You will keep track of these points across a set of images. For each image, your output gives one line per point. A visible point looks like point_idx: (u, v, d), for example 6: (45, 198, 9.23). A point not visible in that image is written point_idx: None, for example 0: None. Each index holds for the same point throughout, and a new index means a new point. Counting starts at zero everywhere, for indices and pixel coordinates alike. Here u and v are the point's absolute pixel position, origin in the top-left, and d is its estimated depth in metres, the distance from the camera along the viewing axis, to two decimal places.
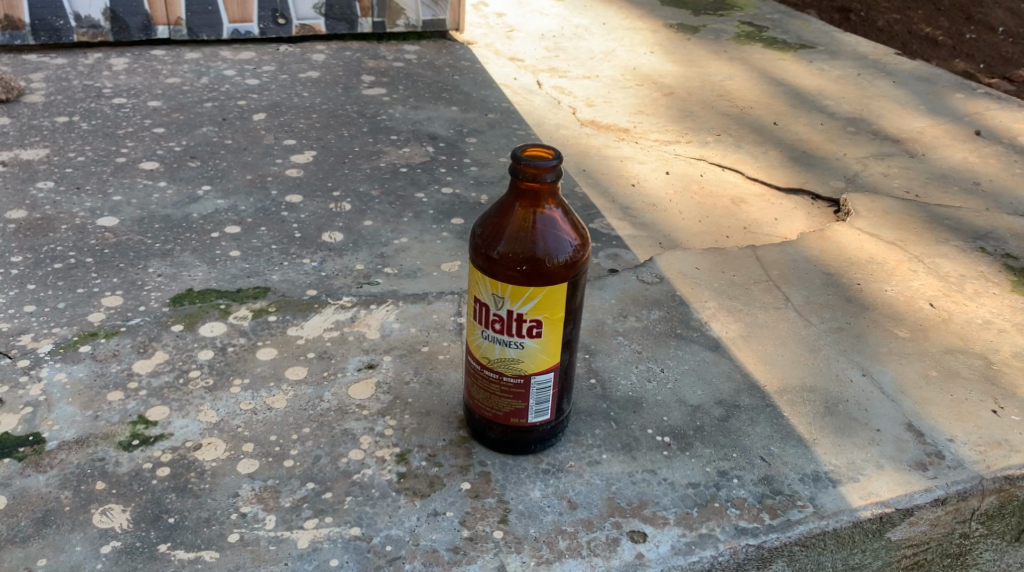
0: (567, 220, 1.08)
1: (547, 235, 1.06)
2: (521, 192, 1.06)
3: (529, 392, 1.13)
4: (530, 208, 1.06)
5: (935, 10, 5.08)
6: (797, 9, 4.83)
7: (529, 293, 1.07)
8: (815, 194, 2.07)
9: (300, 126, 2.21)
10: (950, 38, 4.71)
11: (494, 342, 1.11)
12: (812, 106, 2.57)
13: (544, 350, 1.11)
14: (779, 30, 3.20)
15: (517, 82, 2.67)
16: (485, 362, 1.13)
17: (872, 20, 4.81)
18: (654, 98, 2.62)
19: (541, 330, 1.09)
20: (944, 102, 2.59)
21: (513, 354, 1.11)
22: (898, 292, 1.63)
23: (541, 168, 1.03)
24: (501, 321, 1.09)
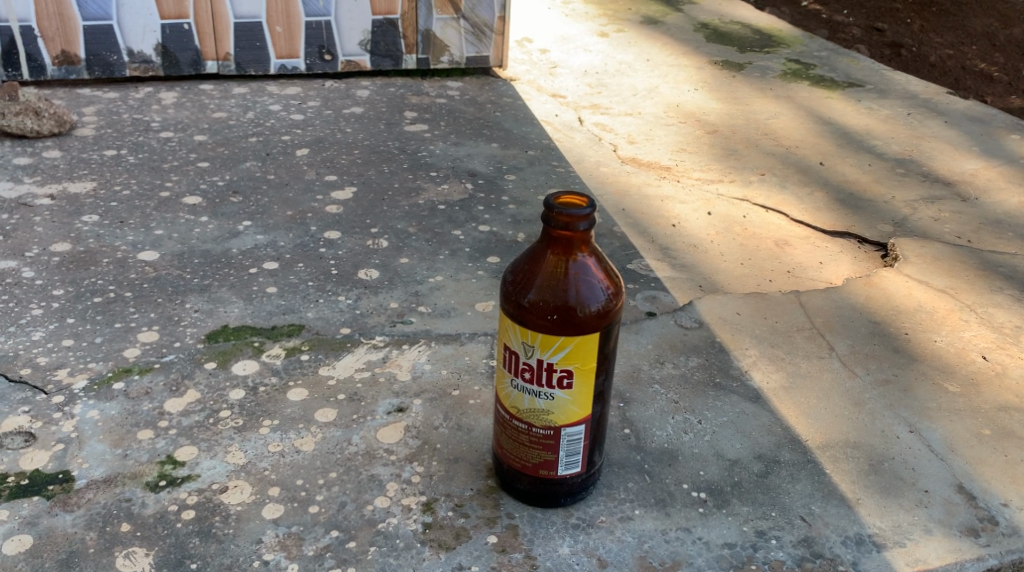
0: (600, 268, 1.06)
1: (579, 284, 1.04)
2: (553, 240, 1.04)
3: (559, 443, 1.10)
4: (562, 256, 1.04)
5: (990, 45, 4.99)
6: (846, 44, 4.79)
7: (560, 343, 1.05)
8: (862, 238, 2.02)
9: (342, 162, 2.22)
10: (1005, 75, 4.62)
11: (524, 391, 1.09)
12: (860, 146, 2.52)
13: (575, 402, 1.08)
14: (827, 67, 3.16)
15: (559, 119, 2.67)
16: (515, 412, 1.11)
17: (924, 56, 4.74)
18: (697, 136, 2.60)
19: (572, 380, 1.07)
20: (998, 143, 2.53)
21: (542, 405, 1.09)
22: (948, 344, 1.58)
23: (574, 217, 1.01)
24: (530, 370, 1.07)
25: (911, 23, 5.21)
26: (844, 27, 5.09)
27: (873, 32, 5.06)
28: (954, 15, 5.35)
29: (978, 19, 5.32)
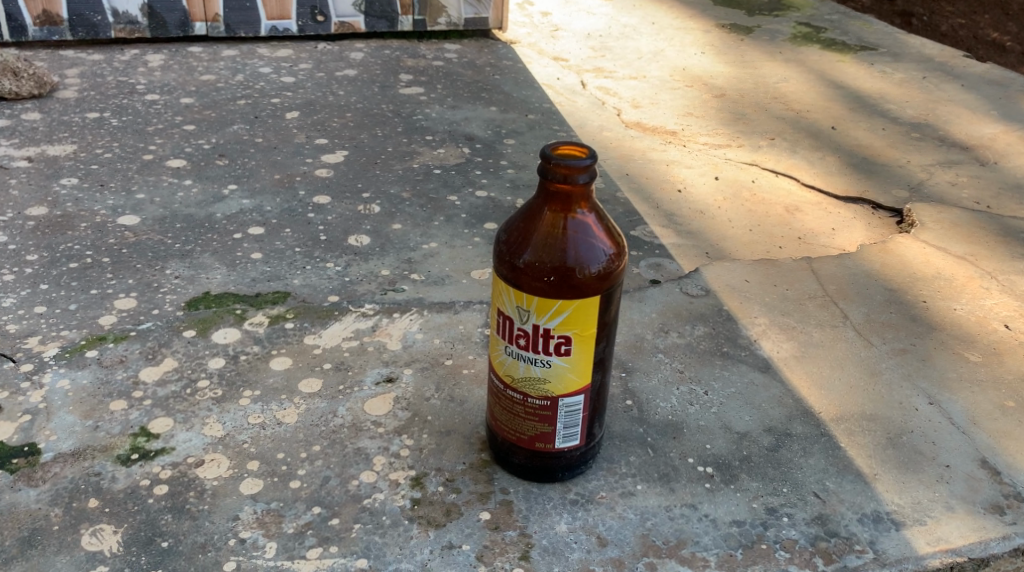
0: (602, 226, 0.98)
1: (579, 243, 0.96)
2: (550, 194, 0.96)
3: (557, 415, 1.03)
4: (561, 212, 0.96)
5: (1004, 15, 4.87)
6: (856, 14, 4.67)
7: (557, 307, 0.97)
8: (876, 203, 1.94)
9: (333, 126, 2.14)
10: (1019, 44, 4.52)
11: (518, 359, 1.01)
12: (873, 109, 2.43)
13: (573, 370, 1.01)
14: (838, 31, 3.06)
15: (561, 82, 2.58)
16: (509, 381, 1.03)
17: (935, 25, 4.63)
18: (704, 100, 2.51)
19: (570, 347, 0.99)
20: (1017, 107, 2.43)
21: (538, 373, 1.01)
22: (969, 312, 1.50)
23: (573, 168, 0.93)
24: (525, 336, 1.00)
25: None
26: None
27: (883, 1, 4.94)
28: None
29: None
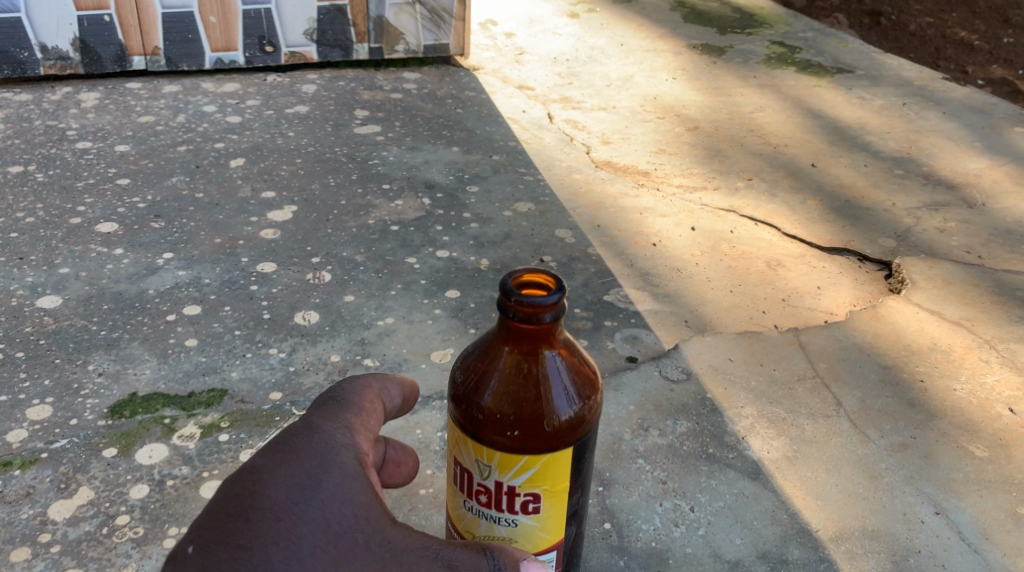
0: (572, 365, 0.84)
1: (546, 388, 0.82)
2: (510, 333, 0.82)
3: None
4: (524, 353, 0.82)
5: (970, 12, 4.81)
6: (823, 14, 4.59)
7: (525, 463, 0.82)
8: (862, 254, 1.82)
9: (281, 175, 1.98)
10: (987, 43, 4.45)
11: (478, 517, 0.86)
12: (854, 143, 2.32)
13: (543, 528, 0.86)
14: (813, 51, 2.94)
15: (526, 115, 2.46)
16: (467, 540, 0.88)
17: (904, 24, 4.57)
18: (677, 134, 2.41)
19: (540, 504, 0.85)
20: (1002, 138, 2.32)
21: (502, 533, 0.86)
22: (969, 393, 1.38)
23: (539, 306, 0.79)
24: (487, 493, 0.84)
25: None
26: None
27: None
28: None
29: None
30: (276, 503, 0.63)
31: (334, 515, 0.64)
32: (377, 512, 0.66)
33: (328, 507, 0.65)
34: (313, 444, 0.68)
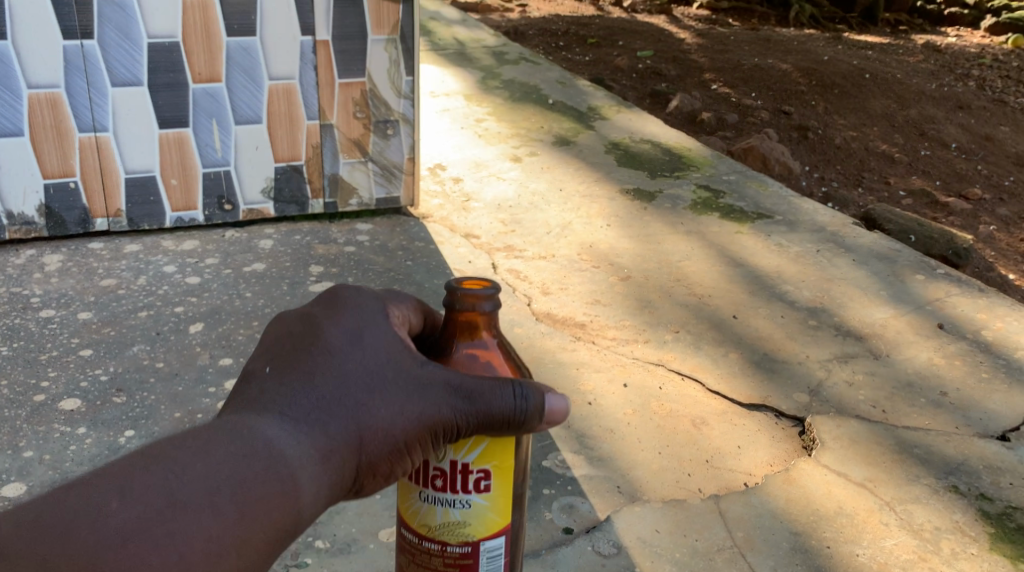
0: (506, 358, 0.99)
1: (487, 370, 0.96)
2: (456, 324, 0.97)
3: (477, 563, 0.96)
4: (469, 340, 0.97)
5: (890, 127, 5.71)
6: (759, 128, 5.37)
7: (473, 441, 0.93)
8: (778, 410, 1.98)
9: (238, 339, 2.10)
10: (905, 156, 5.34)
11: (434, 503, 0.95)
12: (772, 294, 2.52)
13: (493, 511, 0.95)
14: (736, 195, 3.19)
15: (472, 266, 2.62)
16: (423, 531, 0.96)
17: (830, 137, 5.40)
18: (612, 285, 2.58)
19: (490, 482, 0.95)
20: (905, 286, 2.54)
21: (457, 517, 0.95)
22: (870, 557, 1.54)
23: (478, 296, 0.95)
24: (440, 475, 0.94)
25: (815, 104, 5.80)
26: (754, 111, 5.66)
27: (780, 115, 5.63)
28: (856, 98, 6.00)
29: (879, 98, 6.05)
30: (330, 345, 0.92)
31: (372, 346, 0.93)
32: (405, 353, 0.93)
33: (368, 356, 0.92)
34: (360, 304, 0.96)
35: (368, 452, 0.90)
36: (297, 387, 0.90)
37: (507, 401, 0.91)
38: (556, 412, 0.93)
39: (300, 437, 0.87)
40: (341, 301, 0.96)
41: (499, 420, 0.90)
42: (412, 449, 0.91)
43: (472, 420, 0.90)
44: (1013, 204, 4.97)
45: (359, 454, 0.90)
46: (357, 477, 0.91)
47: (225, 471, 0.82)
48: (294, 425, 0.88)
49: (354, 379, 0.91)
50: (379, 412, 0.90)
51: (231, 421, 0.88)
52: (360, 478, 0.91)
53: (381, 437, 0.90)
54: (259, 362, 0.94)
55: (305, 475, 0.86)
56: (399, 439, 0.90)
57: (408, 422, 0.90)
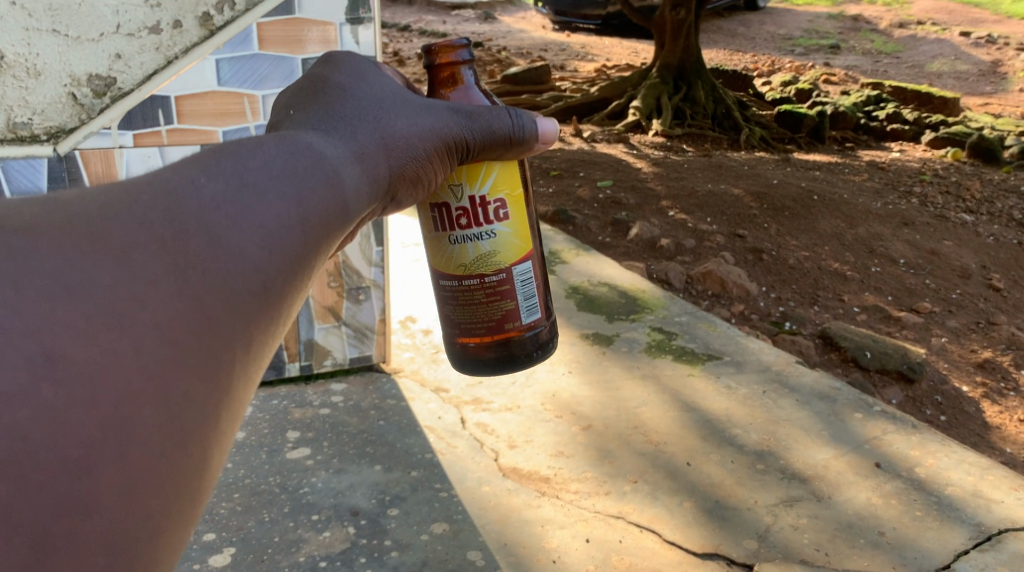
0: (473, 82, 1.88)
1: (464, 95, 1.85)
2: (442, 75, 1.85)
3: (509, 277, 1.86)
4: (451, 87, 1.85)
5: (841, 245, 5.96)
6: (715, 251, 5.64)
7: (480, 179, 1.79)
8: (729, 557, 2.18)
9: (222, 514, 2.27)
10: (857, 273, 5.57)
11: (474, 245, 1.83)
12: (722, 437, 2.68)
13: (510, 236, 1.85)
14: (686, 336, 3.39)
15: (441, 421, 2.72)
16: (475, 268, 1.84)
17: (784, 258, 5.59)
18: (573, 435, 2.68)
19: (500, 211, 1.83)
20: (845, 424, 2.72)
21: (489, 248, 1.83)
22: None
23: (447, 50, 1.83)
24: (471, 220, 1.81)
25: (768, 226, 6.09)
26: (710, 234, 5.90)
27: (735, 238, 5.87)
28: (807, 218, 6.30)
29: (827, 218, 6.35)
30: (356, 104, 1.55)
31: (376, 93, 1.59)
32: (399, 98, 1.62)
33: (382, 108, 1.58)
34: (362, 87, 1.59)
35: (400, 159, 1.57)
36: (329, 113, 1.51)
37: (505, 121, 1.71)
38: (548, 134, 1.77)
39: (350, 145, 1.48)
40: (340, 63, 1.68)
41: (506, 137, 1.71)
42: (433, 158, 1.64)
43: (482, 134, 1.69)
44: (961, 315, 5.21)
45: (390, 161, 1.55)
46: (400, 185, 1.59)
47: (283, 168, 1.26)
48: (342, 143, 1.47)
49: (397, 113, 1.59)
50: (406, 125, 1.59)
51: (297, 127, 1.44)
52: (398, 186, 1.59)
53: (405, 148, 1.58)
54: (291, 110, 1.56)
55: (347, 188, 1.37)
56: (427, 154, 1.62)
57: (425, 128, 1.61)
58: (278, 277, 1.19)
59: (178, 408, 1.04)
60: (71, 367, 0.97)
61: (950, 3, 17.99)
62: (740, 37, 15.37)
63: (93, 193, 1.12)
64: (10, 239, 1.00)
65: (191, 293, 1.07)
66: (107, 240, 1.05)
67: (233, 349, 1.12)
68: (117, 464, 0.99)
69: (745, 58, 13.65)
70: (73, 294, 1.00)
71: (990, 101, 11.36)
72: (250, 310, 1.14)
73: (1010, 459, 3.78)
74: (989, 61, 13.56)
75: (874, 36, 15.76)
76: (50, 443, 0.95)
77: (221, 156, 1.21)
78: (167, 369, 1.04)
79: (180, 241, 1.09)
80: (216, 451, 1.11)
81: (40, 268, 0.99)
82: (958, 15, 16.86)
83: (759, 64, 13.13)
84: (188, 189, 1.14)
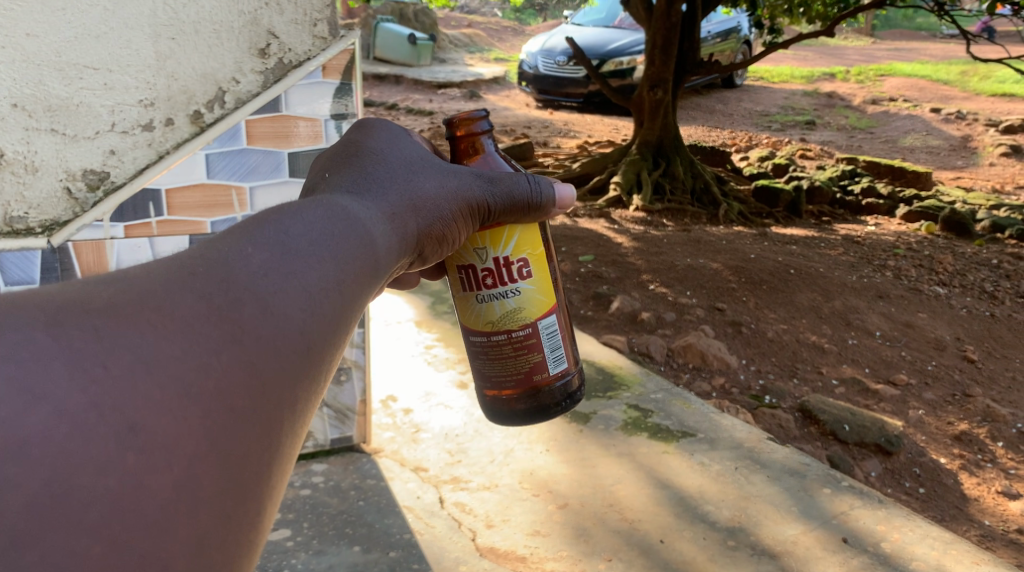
0: (492, 147, 2.04)
1: (487, 160, 2.01)
2: (462, 149, 2.01)
3: (534, 331, 2.03)
4: (472, 156, 2.01)
5: (817, 317, 6.09)
6: (694, 325, 5.75)
7: (504, 243, 1.96)
8: None
9: None
10: (834, 345, 5.68)
11: (501, 303, 2.00)
12: (694, 513, 2.74)
13: (533, 293, 2.02)
14: (663, 414, 3.38)
15: (420, 501, 2.78)
16: (503, 324, 2.01)
17: (762, 331, 5.71)
18: (550, 513, 2.74)
19: (523, 271, 1.99)
20: (815, 500, 2.80)
21: (515, 305, 2.00)
22: None
23: (462, 124, 2.00)
24: (497, 280, 1.98)
25: (745, 300, 6.21)
26: (689, 308, 6.03)
27: (714, 312, 6.00)
28: (784, 292, 6.43)
29: (804, 291, 6.48)
30: (386, 170, 1.67)
31: (403, 160, 1.71)
32: (424, 164, 1.74)
33: (411, 173, 1.70)
34: (389, 154, 1.72)
35: (429, 219, 1.69)
36: (363, 178, 1.64)
37: (524, 186, 1.85)
38: (564, 199, 1.91)
39: (382, 206, 1.60)
40: (370, 128, 1.81)
41: (526, 202, 1.84)
42: (458, 218, 1.76)
43: (503, 199, 1.82)
44: (937, 387, 5.32)
45: (420, 222, 1.66)
46: (428, 244, 1.71)
47: (320, 232, 1.39)
48: (375, 205, 1.59)
49: (424, 177, 1.71)
50: (432, 188, 1.72)
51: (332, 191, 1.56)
52: (427, 245, 1.71)
53: (433, 209, 1.71)
54: (326, 172, 1.70)
55: (380, 247, 1.49)
56: (452, 213, 1.74)
57: (450, 191, 1.74)
58: (324, 335, 1.31)
59: (241, 465, 1.18)
60: (151, 433, 1.11)
61: (920, 80, 18.56)
62: (718, 113, 15.78)
63: (154, 269, 1.26)
64: (92, 320, 1.14)
65: (246, 359, 1.21)
66: (174, 314, 1.18)
67: (286, 407, 1.25)
68: (192, 517, 1.12)
69: (724, 134, 13.98)
70: (147, 366, 1.13)
71: (961, 175, 11.68)
72: (298, 372, 1.27)
73: (987, 533, 3.84)
74: (959, 136, 13.97)
75: (847, 112, 16.20)
76: (137, 502, 1.08)
77: (265, 226, 1.35)
78: (230, 432, 1.17)
79: (234, 311, 1.23)
80: (274, 500, 1.24)
81: (119, 344, 1.13)
82: (929, 92, 17.38)
83: (737, 140, 13.47)
84: (238, 260, 1.28)
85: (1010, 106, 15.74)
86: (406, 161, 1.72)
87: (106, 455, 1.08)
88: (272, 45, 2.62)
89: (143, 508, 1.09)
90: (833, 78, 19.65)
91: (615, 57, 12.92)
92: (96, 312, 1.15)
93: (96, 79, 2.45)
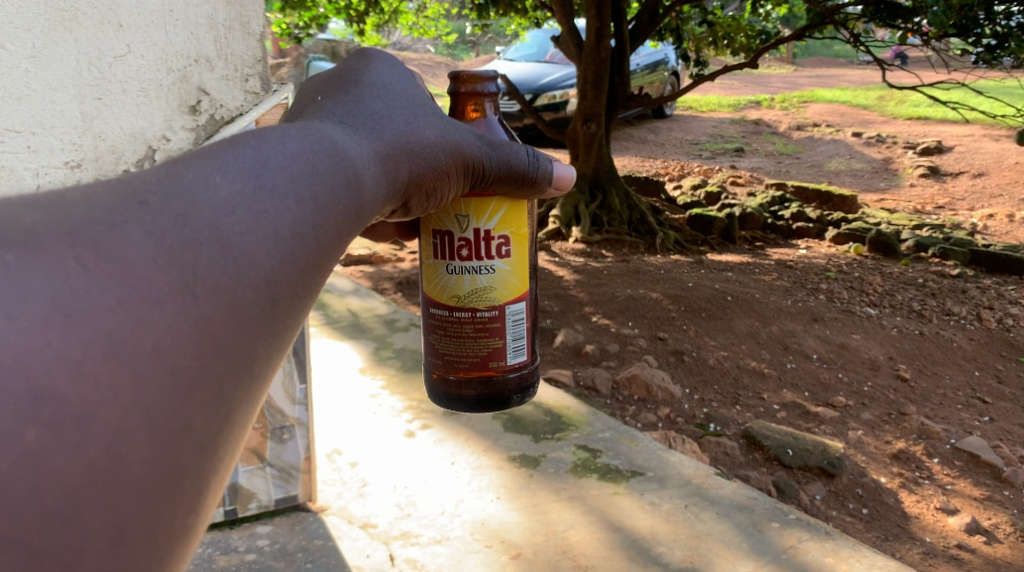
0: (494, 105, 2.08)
1: (487, 118, 2.07)
2: (464, 98, 2.05)
3: (499, 314, 2.05)
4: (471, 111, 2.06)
5: (756, 342, 6.17)
6: (637, 356, 5.79)
7: (488, 216, 1.99)
8: None
9: None
10: (774, 370, 5.75)
11: (474, 276, 2.02)
12: (647, 556, 2.73)
13: (506, 276, 2.04)
14: (611, 452, 3.38)
15: (370, 559, 2.73)
16: (469, 297, 2.03)
17: (703, 359, 5.77)
18: (504, 563, 2.71)
19: (500, 250, 2.01)
20: (764, 536, 2.82)
21: (486, 283, 2.03)
22: None
23: (478, 79, 2.02)
24: (472, 255, 2.00)
25: (686, 328, 6.27)
26: (631, 339, 6.07)
27: (656, 341, 6.06)
28: (722, 319, 6.50)
29: (741, 317, 6.55)
30: (380, 116, 1.74)
31: (398, 104, 1.78)
32: (423, 109, 1.82)
33: (409, 120, 1.78)
34: (390, 96, 1.78)
35: (421, 167, 1.79)
36: (359, 111, 1.72)
37: (523, 157, 1.92)
38: (563, 178, 1.99)
39: (376, 145, 1.69)
40: (373, 58, 1.86)
41: (522, 172, 1.92)
42: (452, 172, 1.85)
43: (499, 163, 1.90)
44: (874, 407, 5.40)
45: (411, 168, 1.77)
46: (415, 194, 1.82)
47: (291, 180, 1.45)
48: (368, 142, 1.68)
49: (424, 124, 1.80)
50: (430, 138, 1.81)
51: (324, 119, 1.66)
52: (414, 195, 1.83)
53: (428, 156, 1.80)
54: (318, 95, 1.78)
55: (366, 191, 1.61)
56: (446, 167, 1.83)
57: (447, 141, 1.83)
58: (285, 287, 1.38)
59: (175, 437, 1.21)
60: (62, 402, 1.13)
61: (841, 106, 19.13)
62: (650, 142, 16.02)
63: (98, 193, 1.29)
64: (7, 254, 1.15)
65: (195, 311, 1.25)
66: (112, 258, 1.21)
67: (233, 370, 1.29)
68: (112, 490, 1.16)
69: (658, 164, 14.17)
70: (69, 321, 1.16)
71: (884, 196, 12.00)
72: (251, 325, 1.32)
73: (929, 550, 3.89)
74: (881, 159, 14.38)
75: (774, 138, 16.61)
76: (46, 471, 1.11)
77: (246, 150, 1.44)
78: (164, 399, 1.20)
79: (188, 254, 1.27)
80: (215, 464, 1.28)
81: (35, 291, 1.15)
82: (849, 117, 17.91)
83: (670, 169, 13.67)
84: (208, 189, 1.35)
85: (925, 128, 16.28)
86: (410, 110, 1.79)
87: (11, 427, 1.10)
88: (203, 102, 2.63)
89: (53, 483, 1.12)
90: (759, 105, 20.14)
91: (548, 91, 13.06)
92: (20, 247, 1.17)
93: (18, 142, 2.36)
